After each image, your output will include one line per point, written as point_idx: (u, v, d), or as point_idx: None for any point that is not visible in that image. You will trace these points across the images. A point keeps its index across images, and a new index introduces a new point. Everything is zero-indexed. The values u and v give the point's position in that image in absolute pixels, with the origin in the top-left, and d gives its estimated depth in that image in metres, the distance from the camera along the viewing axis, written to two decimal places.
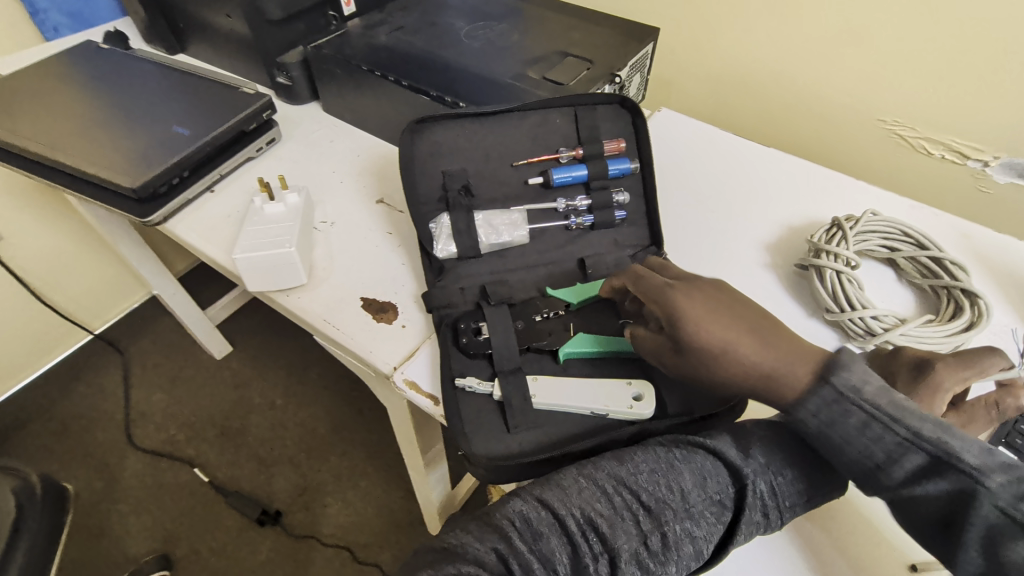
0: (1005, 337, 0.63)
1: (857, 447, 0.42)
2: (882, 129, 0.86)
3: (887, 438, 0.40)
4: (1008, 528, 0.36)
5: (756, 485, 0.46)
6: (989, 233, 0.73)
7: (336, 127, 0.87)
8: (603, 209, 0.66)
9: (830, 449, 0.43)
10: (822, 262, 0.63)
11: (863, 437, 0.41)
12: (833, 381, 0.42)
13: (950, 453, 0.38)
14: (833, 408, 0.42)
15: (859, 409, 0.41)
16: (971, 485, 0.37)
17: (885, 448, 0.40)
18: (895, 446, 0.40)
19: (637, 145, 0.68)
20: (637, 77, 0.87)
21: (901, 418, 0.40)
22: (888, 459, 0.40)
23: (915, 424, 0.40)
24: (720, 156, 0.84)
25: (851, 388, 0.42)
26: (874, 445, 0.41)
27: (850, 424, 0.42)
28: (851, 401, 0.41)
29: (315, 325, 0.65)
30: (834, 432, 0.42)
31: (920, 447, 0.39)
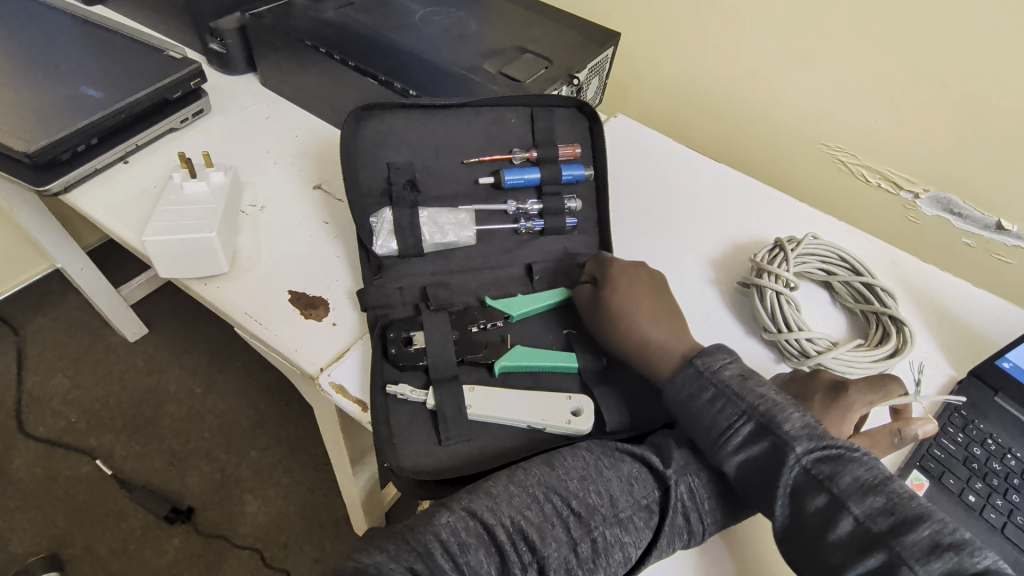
0: (924, 364, 0.65)
1: (704, 416, 0.46)
2: (826, 154, 0.89)
3: (729, 409, 0.45)
4: (809, 485, 0.41)
5: (679, 490, 0.45)
6: (916, 262, 0.76)
7: (274, 104, 0.81)
8: (554, 215, 0.64)
9: (684, 419, 0.47)
10: (764, 281, 0.64)
11: (710, 407, 0.45)
12: (696, 362, 0.48)
13: (776, 421, 0.43)
14: (693, 382, 0.47)
15: (710, 383, 0.46)
16: (787, 447, 0.42)
17: (727, 417, 0.45)
18: (735, 415, 0.44)
19: (592, 152, 0.67)
20: (595, 81, 0.85)
21: (742, 392, 0.45)
22: (728, 428, 0.44)
23: (754, 399, 0.44)
24: (673, 168, 0.84)
25: (708, 368, 0.47)
26: (719, 414, 0.45)
27: (701, 397, 0.46)
28: (707, 377, 0.47)
29: (234, 317, 0.60)
30: (689, 403, 0.47)
31: (753, 417, 0.44)
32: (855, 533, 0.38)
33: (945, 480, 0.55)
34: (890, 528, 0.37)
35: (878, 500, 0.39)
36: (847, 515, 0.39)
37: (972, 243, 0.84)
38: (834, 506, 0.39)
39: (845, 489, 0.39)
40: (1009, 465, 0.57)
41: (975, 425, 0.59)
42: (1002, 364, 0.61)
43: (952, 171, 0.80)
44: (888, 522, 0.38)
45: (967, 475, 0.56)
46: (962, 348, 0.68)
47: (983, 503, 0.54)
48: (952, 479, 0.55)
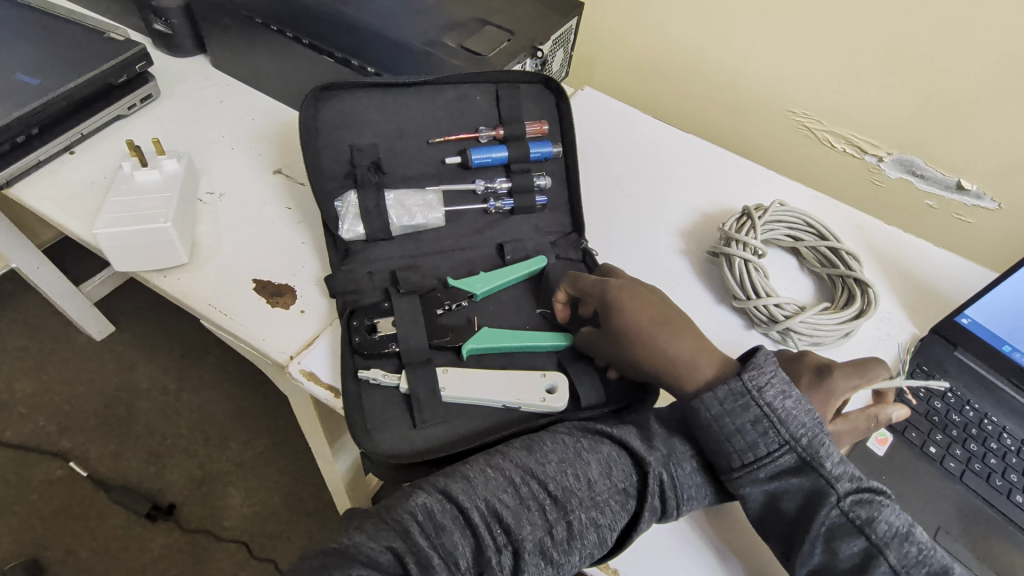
0: (890, 325, 0.67)
1: (744, 440, 0.44)
2: (793, 120, 0.89)
3: (772, 436, 0.43)
4: (846, 527, 0.42)
5: (659, 471, 0.45)
6: (880, 224, 0.77)
7: (228, 87, 0.78)
8: (523, 193, 0.63)
9: (717, 439, 0.45)
10: (732, 250, 0.64)
11: (751, 429, 0.44)
12: (742, 377, 0.45)
13: (818, 458, 0.43)
14: (736, 400, 0.44)
15: (756, 404, 0.44)
16: (827, 487, 0.42)
17: (768, 444, 0.43)
18: (777, 443, 0.43)
19: (560, 128, 0.66)
20: (560, 53, 0.84)
21: (789, 421, 0.44)
22: (767, 454, 0.44)
23: (798, 429, 0.43)
24: (642, 140, 0.83)
25: (756, 386, 0.44)
26: (761, 439, 0.44)
27: (744, 416, 0.44)
28: (753, 398, 0.44)
29: (198, 309, 0.58)
30: (728, 421, 0.44)
31: (796, 449, 0.43)
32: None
33: (907, 434, 0.57)
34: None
35: (909, 549, 0.41)
36: (882, 562, 0.40)
37: (934, 205, 0.86)
38: (870, 552, 0.41)
39: (882, 536, 0.41)
40: (967, 416, 0.59)
41: (936, 379, 0.61)
42: (961, 320, 0.62)
43: (914, 133, 0.81)
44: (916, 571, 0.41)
45: (928, 428, 0.58)
46: (924, 306, 0.69)
47: (944, 452, 0.57)
48: (914, 433, 0.57)
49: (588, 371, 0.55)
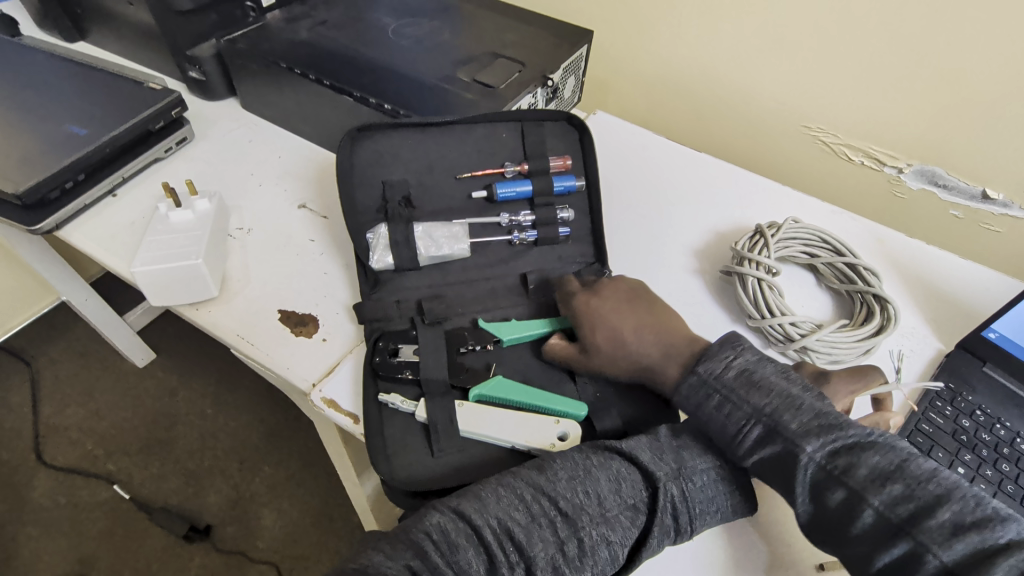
0: (911, 340, 0.66)
1: (715, 422, 0.46)
2: (807, 135, 0.89)
3: (737, 413, 0.45)
4: (826, 479, 0.41)
5: (668, 490, 0.45)
6: (899, 236, 0.76)
7: (257, 127, 0.82)
8: (546, 225, 0.65)
9: (698, 425, 0.48)
10: (744, 269, 0.64)
11: (717, 412, 0.46)
12: (698, 370, 0.49)
13: (783, 422, 0.43)
14: (699, 391, 0.48)
15: (716, 390, 0.47)
16: (794, 448, 0.42)
17: (735, 421, 0.45)
18: (743, 418, 0.45)
19: (583, 162, 0.67)
20: (571, 80, 0.86)
21: (748, 396, 0.45)
22: (737, 431, 0.45)
23: (761, 400, 0.45)
24: (653, 158, 0.85)
25: (711, 374, 0.48)
26: (727, 419, 0.46)
27: (708, 403, 0.47)
28: (711, 385, 0.47)
29: (227, 341, 0.61)
30: (699, 411, 0.47)
31: (761, 419, 0.44)
32: (877, 524, 0.39)
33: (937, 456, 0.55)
34: (910, 516, 0.38)
35: (894, 488, 0.39)
36: (866, 507, 0.39)
37: (960, 215, 0.84)
38: (853, 499, 0.40)
39: (862, 481, 0.40)
40: (998, 435, 0.57)
41: (963, 397, 0.59)
42: (989, 335, 0.61)
43: (933, 143, 0.80)
44: (906, 510, 0.38)
45: (956, 448, 0.55)
46: (947, 320, 0.68)
47: (975, 474, 0.54)
48: (942, 453, 0.55)
49: (607, 400, 0.56)
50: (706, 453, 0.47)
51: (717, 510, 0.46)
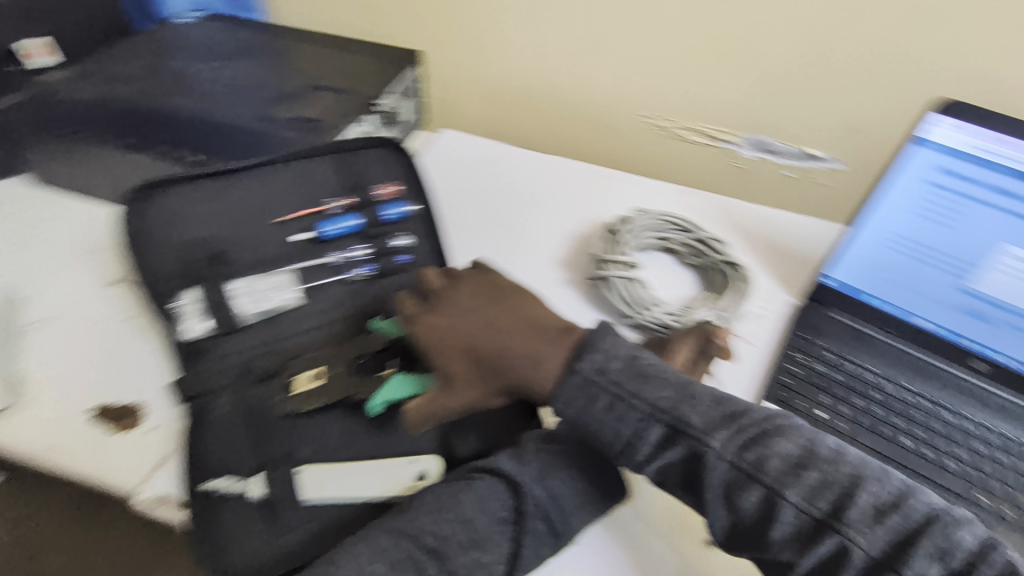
0: (768, 301, 0.68)
1: (608, 430, 0.43)
2: (646, 123, 0.91)
3: (630, 414, 0.42)
4: (739, 478, 0.39)
5: (534, 491, 0.42)
6: (742, 205, 0.80)
7: (37, 200, 0.70)
8: (382, 256, 0.63)
9: (588, 435, 0.44)
10: (608, 273, 0.63)
11: (610, 414, 0.42)
12: (579, 368, 0.44)
13: (683, 417, 0.41)
14: (584, 392, 0.43)
15: (603, 387, 0.43)
16: (701, 445, 0.40)
17: (629, 425, 0.42)
18: (640, 419, 0.42)
19: (412, 186, 0.66)
20: (411, 103, 0.83)
21: (641, 391, 0.42)
22: (634, 435, 0.42)
23: (654, 395, 0.42)
24: (501, 168, 0.82)
25: (597, 368, 0.43)
26: (620, 424, 0.42)
27: (597, 405, 0.43)
28: (598, 383, 0.43)
29: (28, 455, 0.52)
30: (587, 417, 0.43)
31: (658, 417, 0.41)
32: (799, 521, 0.37)
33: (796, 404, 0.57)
34: (831, 509, 0.36)
35: (809, 477, 0.38)
36: (784, 505, 0.37)
37: (794, 175, 0.88)
38: (770, 496, 0.38)
39: (775, 475, 0.38)
40: (849, 371, 0.60)
41: (816, 344, 0.62)
42: (828, 283, 0.64)
43: (752, 112, 0.84)
44: (827, 501, 0.37)
45: (813, 393, 0.58)
46: (795, 274, 0.71)
47: (834, 416, 0.56)
48: (803, 401, 0.57)
49: (468, 420, 0.52)
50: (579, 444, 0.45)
51: (598, 496, 0.44)
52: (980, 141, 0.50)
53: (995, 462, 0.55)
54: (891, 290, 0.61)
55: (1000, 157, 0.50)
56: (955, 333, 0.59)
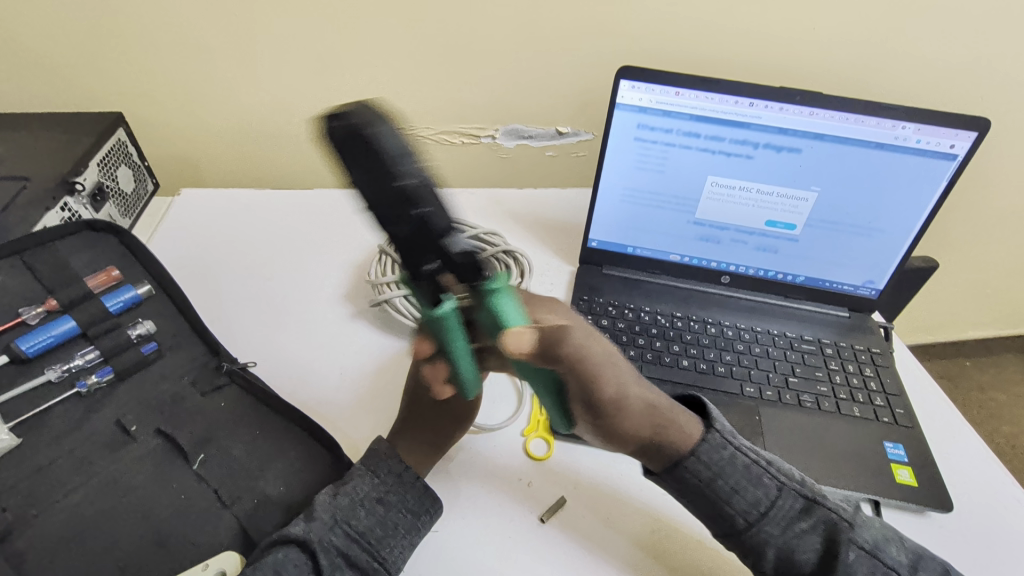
0: (550, 274, 0.72)
1: (748, 492, 0.44)
2: (407, 136, 0.90)
3: (767, 481, 0.45)
4: (861, 559, 0.42)
5: (327, 540, 0.42)
6: (511, 194, 0.84)
7: None
8: (120, 353, 0.52)
9: (719, 502, 0.44)
10: (387, 296, 0.60)
11: (749, 484, 0.44)
12: (717, 428, 0.47)
13: (813, 491, 0.44)
14: (723, 457, 0.45)
15: (757, 463, 0.45)
16: (838, 522, 0.43)
17: (764, 493, 0.44)
18: (774, 489, 0.44)
19: (139, 264, 0.57)
20: (122, 169, 0.74)
21: (777, 462, 0.46)
22: (767, 504, 0.44)
23: (784, 468, 0.46)
24: (259, 220, 0.77)
25: (728, 434, 0.47)
26: (759, 490, 0.44)
27: (739, 468, 0.45)
28: (732, 445, 0.46)
29: None
30: (722, 480, 0.45)
31: (792, 490, 0.44)
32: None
33: None
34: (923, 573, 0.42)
35: (900, 553, 0.43)
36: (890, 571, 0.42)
37: (554, 154, 0.92)
38: (873, 566, 0.42)
39: (879, 548, 0.42)
40: (630, 316, 0.65)
41: (596, 301, 0.66)
42: (592, 245, 0.70)
43: (499, 106, 0.86)
44: (913, 563, 0.42)
45: None
46: (567, 243, 0.77)
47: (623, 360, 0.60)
48: None
49: (270, 498, 0.47)
50: (375, 472, 0.47)
51: (400, 515, 0.45)
52: (656, 95, 0.58)
53: (748, 355, 0.62)
54: (644, 237, 0.67)
55: (675, 105, 0.58)
56: (700, 259, 0.68)
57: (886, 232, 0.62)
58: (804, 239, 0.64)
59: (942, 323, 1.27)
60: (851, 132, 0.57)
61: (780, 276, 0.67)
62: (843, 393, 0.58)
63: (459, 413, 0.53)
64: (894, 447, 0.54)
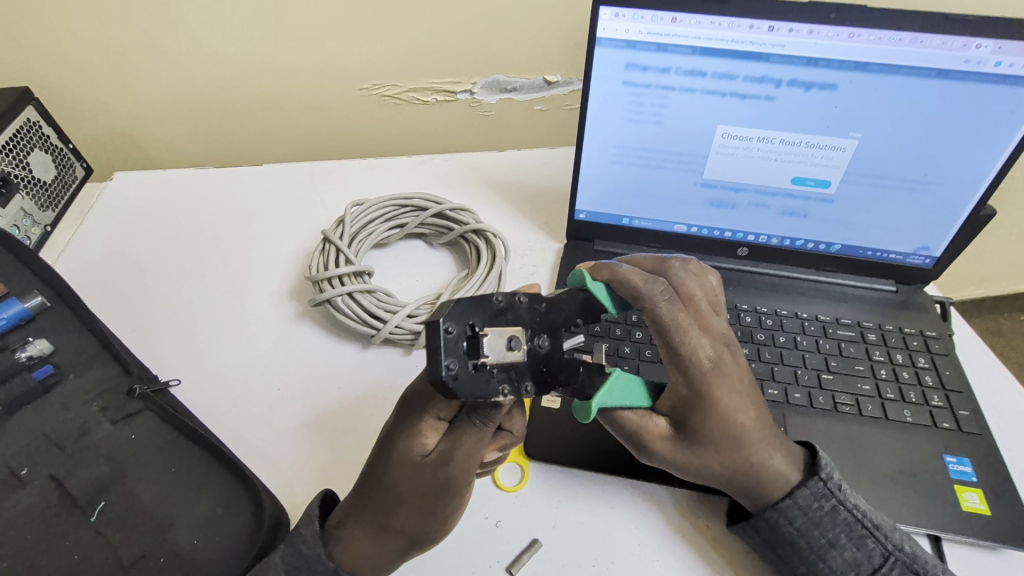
0: (531, 253, 0.61)
1: (848, 550, 0.37)
2: (371, 97, 0.76)
3: (871, 545, 0.36)
4: None
5: None
6: (489, 158, 0.72)
7: None
8: (8, 381, 0.45)
9: (810, 557, 0.37)
10: (328, 294, 0.50)
11: (850, 540, 0.37)
12: (821, 475, 0.38)
13: (926, 563, 0.36)
14: (823, 506, 0.37)
15: (864, 525, 0.37)
16: None
17: (869, 555, 0.36)
18: (880, 555, 0.36)
19: (32, 275, 0.49)
20: (38, 155, 0.64)
21: (887, 526, 0.37)
22: (869, 568, 0.36)
23: (897, 532, 0.37)
24: (199, 204, 0.67)
25: (837, 484, 0.38)
26: (859, 552, 0.36)
27: (838, 525, 0.37)
28: (839, 499, 0.37)
29: None
30: (817, 534, 0.37)
31: (902, 559, 0.36)
32: None
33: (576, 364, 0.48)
34: None
35: None
36: None
37: (544, 108, 0.79)
38: None
39: None
40: None
41: None
42: (580, 217, 0.57)
43: (476, 54, 0.72)
44: None
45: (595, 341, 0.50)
46: (552, 214, 0.65)
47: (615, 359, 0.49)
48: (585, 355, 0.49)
49: (184, 555, 0.41)
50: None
51: None
52: (646, 24, 0.45)
53: (771, 346, 0.51)
54: (641, 205, 0.55)
55: (671, 36, 0.45)
56: (711, 228, 0.55)
57: (945, 186, 0.49)
58: (841, 200, 0.51)
59: (996, 276, 1.13)
60: (907, 57, 0.43)
61: (810, 244, 0.55)
62: (889, 391, 0.47)
63: (413, 534, 0.33)
64: (957, 462, 0.43)
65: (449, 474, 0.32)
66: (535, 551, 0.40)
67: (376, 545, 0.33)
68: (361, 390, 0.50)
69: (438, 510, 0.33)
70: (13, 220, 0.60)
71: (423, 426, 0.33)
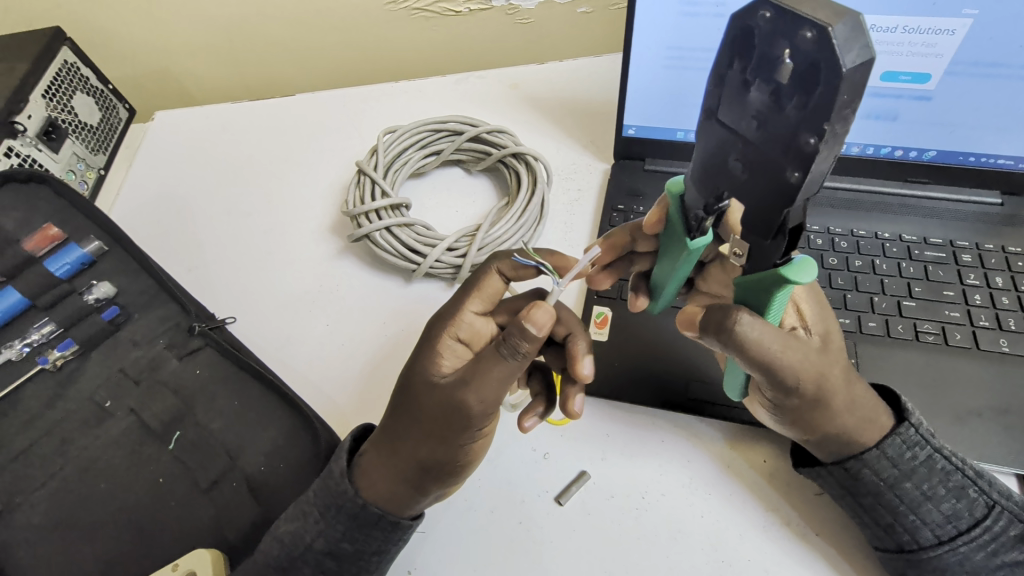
0: (576, 176, 0.57)
1: (947, 503, 0.34)
2: (398, 11, 0.70)
3: (973, 495, 0.34)
4: None
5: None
6: (528, 72, 0.66)
7: None
8: (81, 322, 0.48)
9: (904, 512, 0.35)
10: (367, 230, 0.49)
11: (948, 491, 0.35)
12: (911, 420, 0.36)
13: None
14: (915, 456, 0.35)
15: (964, 474, 0.35)
16: None
17: (970, 506, 0.34)
18: (983, 506, 0.34)
19: (88, 219, 0.50)
20: (81, 98, 0.63)
21: (987, 475, 0.35)
22: (970, 520, 0.34)
23: (998, 482, 0.35)
24: (237, 140, 0.66)
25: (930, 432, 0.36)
26: (959, 503, 0.34)
27: (934, 475, 0.35)
28: (933, 448, 0.35)
29: None
30: (912, 486, 0.35)
31: (1008, 509, 0.34)
32: None
33: (625, 295, 0.46)
34: None
35: None
36: None
37: (588, 10, 0.71)
38: None
39: None
40: None
41: (636, 212, 0.51)
42: (629, 133, 0.52)
43: None
44: None
45: None
46: (598, 132, 0.60)
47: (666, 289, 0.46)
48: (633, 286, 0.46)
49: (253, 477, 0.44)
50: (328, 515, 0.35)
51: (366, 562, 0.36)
52: None
53: (844, 272, 0.46)
54: None
55: None
56: None
57: None
58: (944, 96, 0.43)
59: None
60: None
61: (898, 151, 0.47)
62: (987, 317, 0.42)
63: (426, 461, 0.34)
64: None
65: (463, 397, 0.32)
66: (582, 482, 0.40)
67: (389, 471, 0.35)
68: (405, 325, 0.50)
69: (453, 434, 0.33)
70: (68, 164, 0.61)
71: (445, 347, 0.36)
